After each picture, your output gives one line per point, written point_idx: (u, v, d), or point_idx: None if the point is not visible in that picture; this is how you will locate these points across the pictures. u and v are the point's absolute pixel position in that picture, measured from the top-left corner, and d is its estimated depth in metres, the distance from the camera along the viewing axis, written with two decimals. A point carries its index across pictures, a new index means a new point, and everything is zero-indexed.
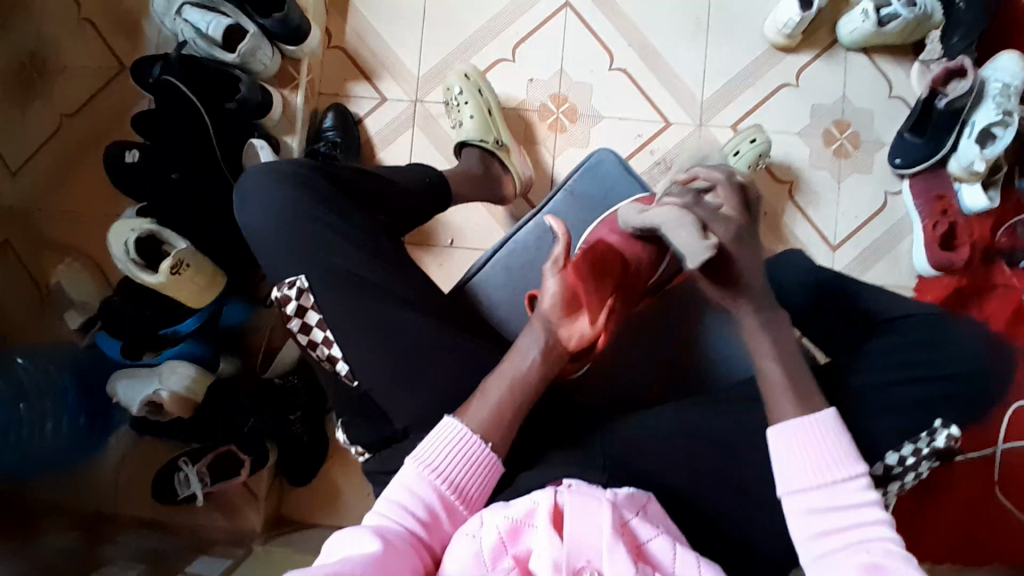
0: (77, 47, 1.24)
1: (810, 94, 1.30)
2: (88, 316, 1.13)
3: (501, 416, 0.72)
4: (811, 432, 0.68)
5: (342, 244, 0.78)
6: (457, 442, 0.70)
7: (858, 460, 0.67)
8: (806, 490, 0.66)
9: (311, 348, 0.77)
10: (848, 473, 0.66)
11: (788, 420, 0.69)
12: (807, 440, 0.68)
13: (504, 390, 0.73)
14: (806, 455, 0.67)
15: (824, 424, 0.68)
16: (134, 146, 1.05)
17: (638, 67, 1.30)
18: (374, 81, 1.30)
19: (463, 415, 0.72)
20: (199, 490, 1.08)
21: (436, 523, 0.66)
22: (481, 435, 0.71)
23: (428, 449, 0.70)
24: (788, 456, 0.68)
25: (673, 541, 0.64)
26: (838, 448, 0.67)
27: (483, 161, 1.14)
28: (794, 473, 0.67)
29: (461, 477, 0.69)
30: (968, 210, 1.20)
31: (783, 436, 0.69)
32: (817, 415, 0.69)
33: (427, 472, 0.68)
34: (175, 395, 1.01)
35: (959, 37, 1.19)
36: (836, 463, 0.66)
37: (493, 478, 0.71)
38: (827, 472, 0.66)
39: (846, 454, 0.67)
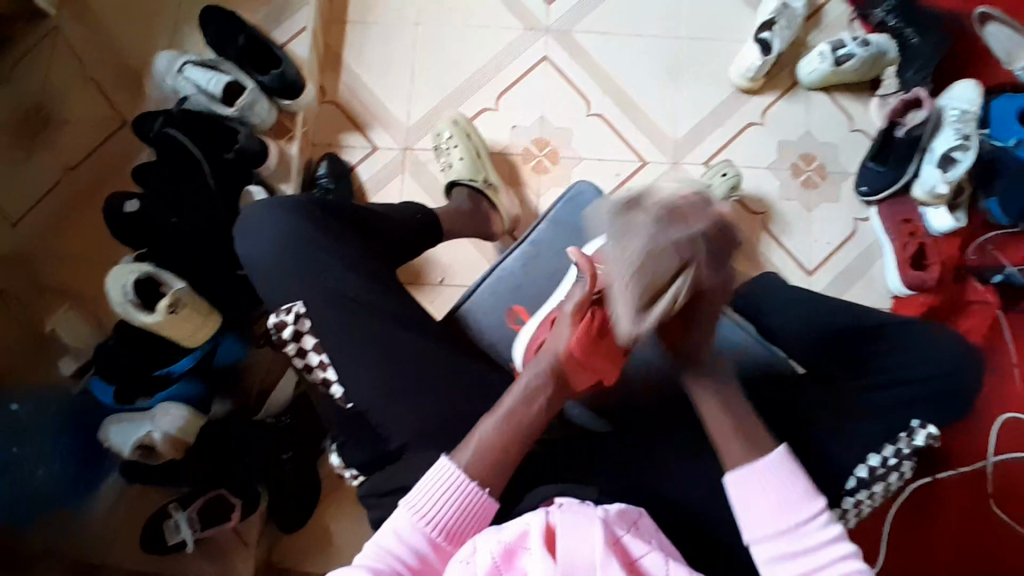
0: (85, 106, 1.32)
1: (776, 131, 1.39)
2: (83, 360, 1.16)
3: (495, 447, 0.72)
4: (764, 474, 0.71)
5: (338, 271, 0.81)
6: (450, 488, 0.70)
7: (813, 495, 0.70)
8: (771, 533, 0.69)
9: (307, 371, 0.80)
10: (809, 513, 0.69)
11: (742, 468, 0.72)
12: (761, 486, 0.71)
13: (495, 425, 0.73)
14: (766, 500, 0.70)
15: (779, 467, 0.71)
16: (133, 196, 1.10)
17: (614, 112, 1.39)
18: (366, 131, 1.38)
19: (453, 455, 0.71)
20: (189, 537, 1.07)
21: (426, 566, 0.68)
22: (478, 480, 0.71)
23: (419, 494, 0.70)
24: (750, 497, 0.71)
25: (666, 556, 0.65)
26: (793, 491, 0.70)
27: (473, 199, 1.20)
28: (760, 517, 0.70)
29: (450, 521, 0.69)
30: (935, 231, 1.27)
31: (741, 483, 0.71)
32: (769, 458, 0.72)
33: (419, 519, 0.69)
34: (167, 437, 1.03)
35: (914, 71, 1.32)
36: (797, 505, 0.70)
37: (484, 520, 0.71)
38: (791, 515, 0.69)
39: (802, 495, 0.70)
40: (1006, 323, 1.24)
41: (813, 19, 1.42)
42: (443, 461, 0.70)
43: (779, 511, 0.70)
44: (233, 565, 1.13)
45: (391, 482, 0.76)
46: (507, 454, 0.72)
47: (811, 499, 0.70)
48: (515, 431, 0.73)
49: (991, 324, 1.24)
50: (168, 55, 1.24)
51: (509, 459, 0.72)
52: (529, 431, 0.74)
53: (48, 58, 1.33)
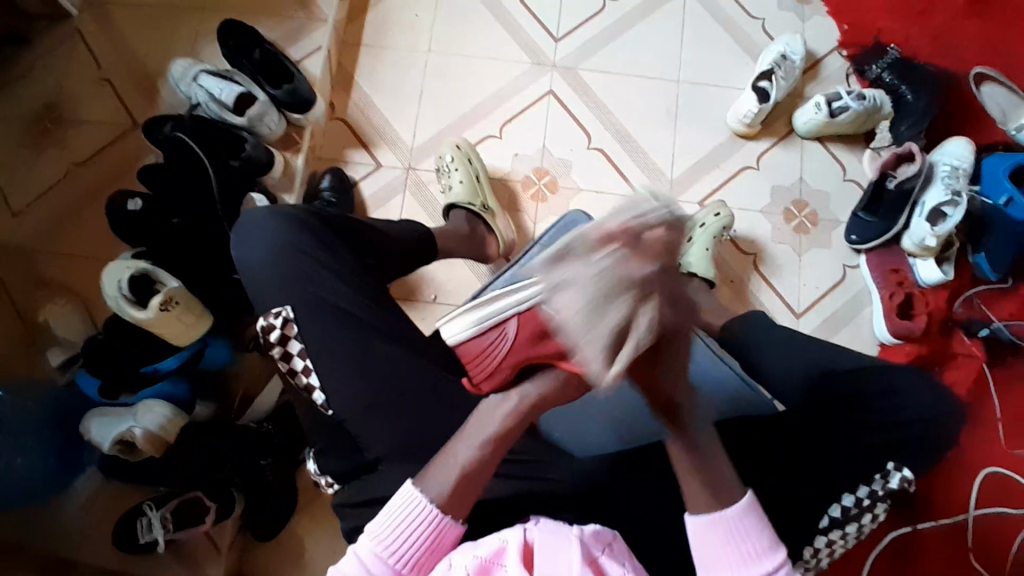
0: (99, 105, 1.35)
1: (771, 175, 1.42)
2: (71, 353, 1.15)
3: (467, 477, 0.70)
4: (725, 524, 0.70)
5: (330, 279, 0.82)
6: (413, 513, 0.68)
7: (770, 545, 0.70)
8: None
9: (291, 377, 0.80)
10: (768, 564, 0.69)
11: (705, 514, 0.71)
12: (722, 535, 0.70)
13: (471, 453, 0.71)
14: (724, 550, 0.70)
15: (743, 517, 0.70)
16: (137, 195, 1.12)
17: (614, 147, 1.43)
18: (371, 149, 1.41)
19: (420, 482, 0.69)
20: (161, 537, 1.05)
21: None
22: (446, 507, 0.69)
23: (383, 525, 0.68)
24: (705, 541, 0.70)
25: None
26: (749, 543, 0.70)
27: (469, 222, 1.22)
28: (719, 567, 0.70)
29: (417, 553, 0.67)
30: (924, 282, 1.30)
31: (701, 531, 0.71)
32: (736, 508, 0.70)
33: (382, 552, 0.67)
34: (148, 434, 1.02)
35: (906, 126, 1.39)
36: (756, 556, 0.69)
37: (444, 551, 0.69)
38: (749, 566, 0.69)
39: (764, 547, 0.70)
40: (991, 376, 1.25)
41: (811, 71, 1.47)
42: (405, 487, 0.69)
43: (734, 560, 0.69)
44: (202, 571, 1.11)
45: (366, 492, 0.76)
46: (476, 486, 0.70)
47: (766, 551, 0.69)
48: (487, 464, 0.71)
49: (976, 377, 1.25)
50: (183, 63, 1.27)
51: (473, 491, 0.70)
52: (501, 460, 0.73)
53: (67, 59, 1.37)
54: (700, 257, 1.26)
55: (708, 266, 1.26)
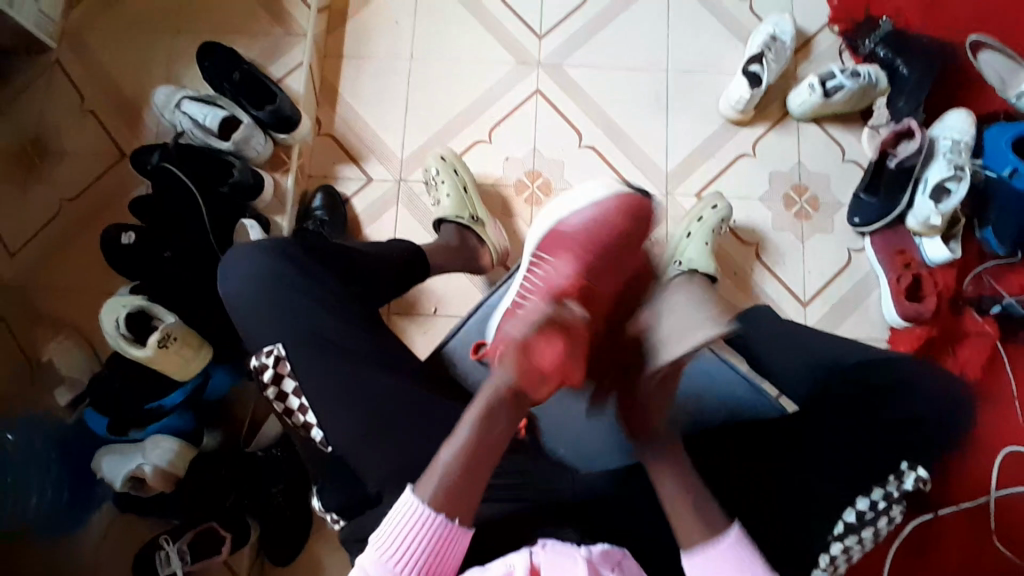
0: (84, 138, 1.34)
1: (768, 161, 1.39)
2: (77, 392, 1.15)
3: (447, 490, 0.68)
4: (715, 560, 0.71)
5: (320, 312, 0.82)
6: (416, 523, 0.68)
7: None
8: None
9: (288, 415, 0.79)
10: None
11: (699, 551, 0.71)
12: (716, 570, 0.70)
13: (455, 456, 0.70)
14: None
15: (732, 547, 0.71)
16: (129, 228, 1.09)
17: (606, 144, 1.40)
18: (360, 162, 1.39)
19: (419, 488, 0.69)
20: (179, 570, 1.05)
21: None
22: (442, 512, 0.68)
23: (383, 533, 0.68)
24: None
25: None
26: (747, 574, 0.70)
27: (460, 235, 1.21)
28: None
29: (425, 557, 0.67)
30: (931, 261, 1.27)
31: (696, 570, 0.71)
32: (723, 539, 0.71)
33: (386, 560, 0.67)
34: (158, 471, 1.02)
35: (904, 102, 1.34)
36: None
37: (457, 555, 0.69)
38: None
39: (760, 572, 0.70)
40: (1004, 355, 1.23)
41: (803, 51, 1.43)
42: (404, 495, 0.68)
43: None
44: None
45: (370, 527, 0.76)
46: (463, 495, 0.69)
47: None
48: (471, 471, 0.70)
49: (989, 357, 1.23)
50: (167, 90, 1.26)
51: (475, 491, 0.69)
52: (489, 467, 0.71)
53: (52, 94, 1.36)
54: (700, 252, 1.24)
55: (709, 261, 1.23)
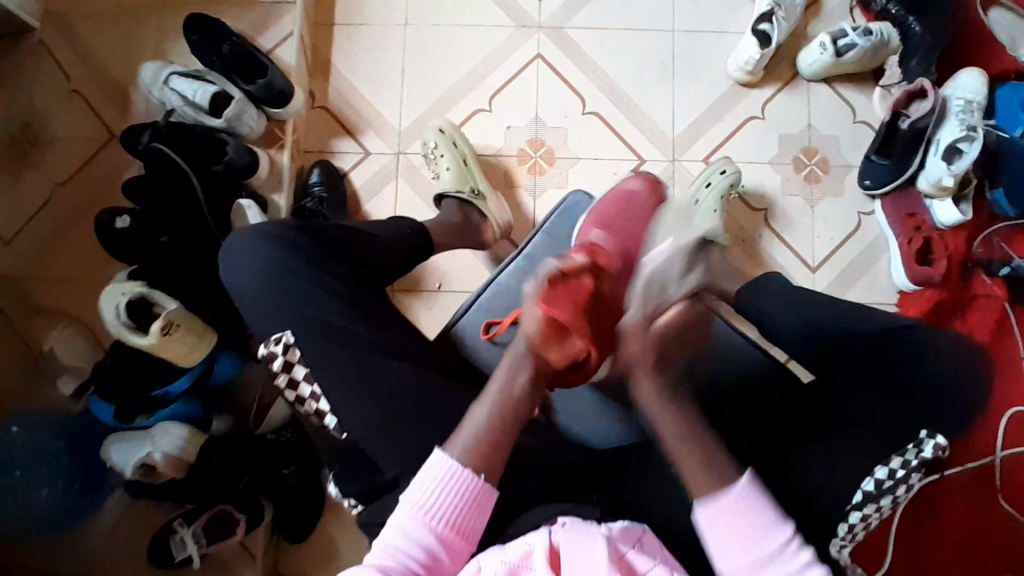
0: (70, 118, 1.30)
1: (777, 125, 1.35)
2: (82, 380, 1.13)
3: (476, 449, 0.70)
4: (728, 506, 0.67)
5: (328, 297, 0.80)
6: (449, 480, 0.68)
7: (783, 521, 0.67)
8: (748, 565, 0.65)
9: (299, 403, 0.78)
10: (781, 540, 0.66)
11: (710, 498, 0.67)
12: (729, 518, 0.67)
13: (488, 409, 0.72)
14: (736, 534, 0.66)
15: (744, 497, 0.67)
16: (123, 211, 1.07)
17: (610, 110, 1.35)
18: (357, 136, 1.35)
19: (449, 446, 0.70)
20: (195, 552, 1.08)
21: (436, 564, 0.66)
22: (470, 468, 0.69)
23: (417, 489, 0.68)
24: (720, 529, 0.66)
25: (671, 569, 0.64)
26: (760, 518, 0.66)
27: (461, 211, 1.18)
28: (733, 546, 0.66)
29: (456, 514, 0.67)
30: (942, 224, 1.24)
31: (706, 515, 0.67)
32: (735, 487, 0.67)
33: (421, 514, 0.67)
34: (168, 457, 1.03)
35: (917, 60, 1.30)
36: (768, 531, 0.66)
37: (488, 514, 0.69)
38: (764, 544, 0.65)
39: (772, 522, 0.66)
40: (1012, 317, 1.22)
41: (813, 8, 1.38)
42: (434, 455, 0.69)
43: (747, 543, 0.65)
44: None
45: (388, 513, 0.75)
46: (493, 451, 0.70)
47: (780, 526, 0.66)
48: (502, 426, 0.71)
49: (997, 320, 1.22)
50: (153, 66, 1.20)
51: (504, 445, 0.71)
52: (519, 423, 0.73)
53: (34, 73, 1.31)
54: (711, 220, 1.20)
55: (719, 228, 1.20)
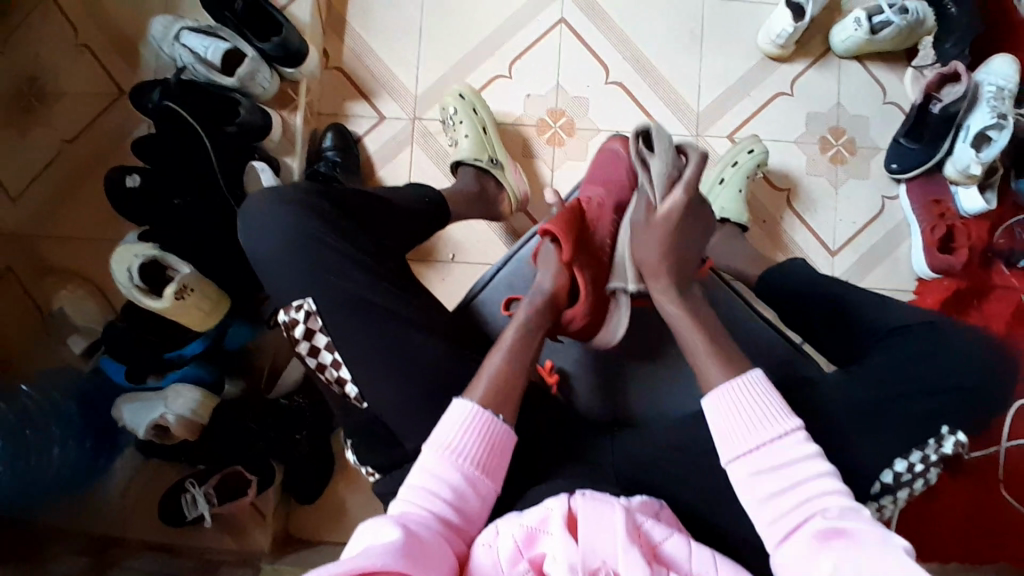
0: (80, 73, 1.28)
1: (806, 102, 1.31)
2: (92, 340, 1.16)
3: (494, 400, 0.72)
4: (737, 390, 0.70)
5: (346, 265, 0.78)
6: (469, 420, 0.70)
7: (789, 413, 0.67)
8: (749, 446, 0.67)
9: (320, 371, 0.78)
10: (786, 428, 0.66)
11: (720, 385, 0.71)
12: (735, 398, 0.70)
13: (503, 356, 0.76)
14: (738, 417, 0.68)
15: (752, 383, 0.70)
16: (134, 171, 1.05)
17: (634, 79, 1.31)
18: (372, 99, 1.31)
19: (470, 394, 0.72)
20: (206, 512, 1.08)
21: (462, 505, 0.67)
22: (492, 410, 0.71)
23: (443, 432, 0.70)
24: (725, 421, 0.69)
25: (686, 539, 0.64)
26: (765, 405, 0.68)
27: (478, 179, 1.15)
28: (735, 432, 0.68)
29: (481, 456, 0.69)
30: (967, 212, 1.22)
31: (716, 400, 0.70)
32: (744, 376, 0.71)
33: (450, 456, 0.68)
34: (182, 420, 1.02)
35: (952, 43, 1.23)
36: (773, 420, 0.67)
37: (508, 456, 0.72)
38: (765, 430, 0.67)
39: (779, 410, 0.67)
40: None
41: None
42: (455, 400, 0.71)
43: (750, 433, 0.67)
44: (251, 536, 1.16)
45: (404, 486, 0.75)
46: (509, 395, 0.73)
47: (790, 416, 0.67)
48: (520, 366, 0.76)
49: (1014, 311, 1.20)
50: (164, 21, 1.16)
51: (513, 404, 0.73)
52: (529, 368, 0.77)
53: (43, 25, 1.28)
54: (734, 202, 1.19)
55: (741, 211, 1.19)
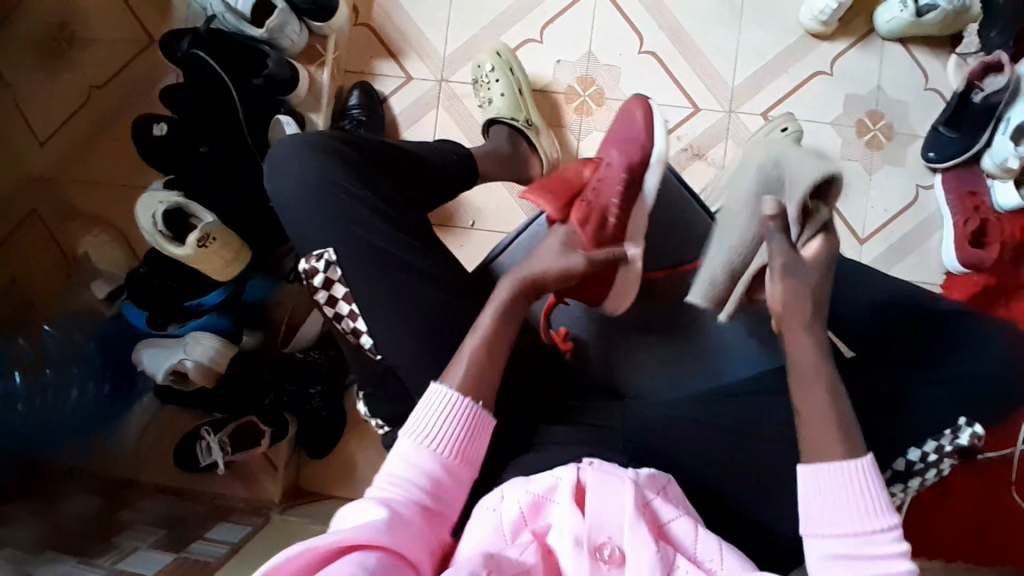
0: (110, 19, 1.28)
1: (844, 82, 1.27)
2: (115, 285, 1.17)
3: (478, 363, 0.71)
4: (837, 475, 0.64)
5: (367, 219, 0.78)
6: (446, 405, 0.68)
7: (889, 510, 0.63)
8: (835, 535, 0.63)
9: (336, 321, 0.78)
10: (879, 526, 0.62)
11: (824, 465, 0.65)
12: (834, 486, 0.64)
13: (493, 315, 0.74)
14: (835, 501, 0.64)
15: (858, 474, 0.64)
16: (162, 120, 1.08)
17: (667, 51, 1.27)
18: (399, 59, 1.29)
19: (446, 378, 0.70)
20: (220, 459, 1.11)
21: (439, 491, 0.66)
22: (467, 393, 0.69)
23: (419, 418, 0.68)
24: (817, 502, 0.64)
25: (695, 522, 0.63)
26: (868, 500, 0.63)
27: (511, 139, 1.13)
28: (826, 516, 0.64)
29: (457, 442, 0.68)
30: (1002, 207, 1.17)
31: (811, 476, 0.65)
32: (853, 463, 0.65)
33: (426, 443, 0.67)
34: (200, 366, 1.03)
35: (997, 33, 1.16)
36: (869, 514, 0.62)
37: (487, 436, 0.70)
38: (859, 523, 0.62)
39: (879, 505, 0.63)
40: None
41: None
42: (432, 387, 0.69)
43: (845, 521, 0.63)
44: (262, 485, 1.18)
45: None
46: (496, 361, 0.72)
47: (888, 514, 0.62)
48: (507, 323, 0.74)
49: None
50: None
51: (497, 373, 0.71)
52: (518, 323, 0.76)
53: None
54: None
55: None
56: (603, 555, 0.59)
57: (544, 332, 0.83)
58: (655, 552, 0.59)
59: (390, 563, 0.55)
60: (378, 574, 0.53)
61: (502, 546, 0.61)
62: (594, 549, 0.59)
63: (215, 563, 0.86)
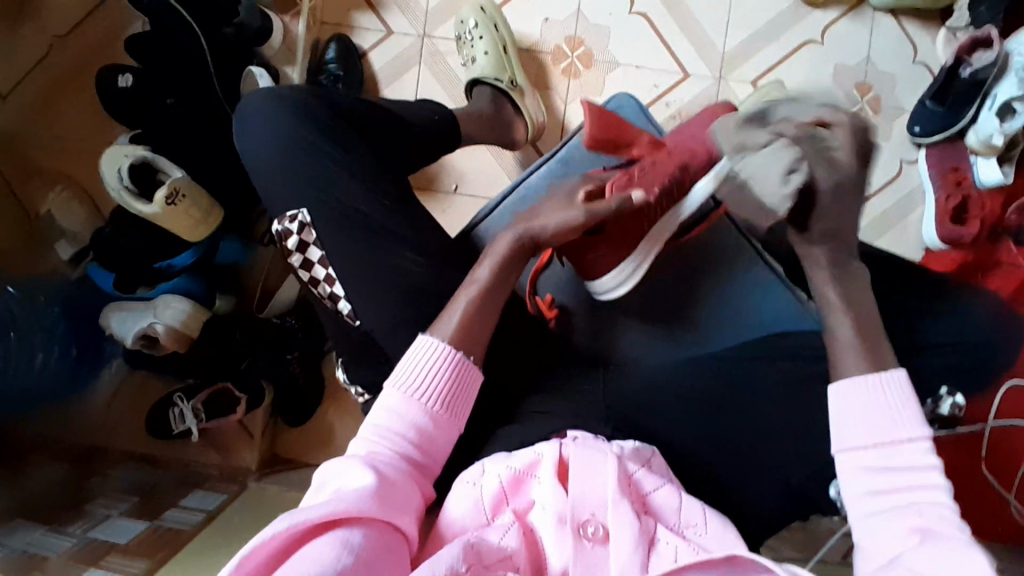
0: None
1: (833, 52, 1.25)
2: (80, 247, 1.13)
3: (472, 315, 0.70)
4: (871, 388, 0.63)
5: (345, 178, 0.75)
6: (435, 359, 0.66)
7: (923, 421, 0.61)
8: (865, 444, 0.60)
9: (313, 286, 0.75)
10: (910, 434, 0.60)
11: (851, 376, 0.64)
12: (869, 395, 0.63)
13: (491, 270, 0.73)
14: (868, 411, 0.62)
15: (890, 385, 0.62)
16: (126, 70, 1.00)
17: (658, 12, 1.24)
18: (379, 12, 1.23)
19: (434, 334, 0.68)
20: (194, 426, 1.08)
21: (428, 444, 0.64)
22: (461, 351, 0.68)
23: (406, 371, 0.66)
24: (853, 410, 0.62)
25: (678, 490, 0.63)
26: (906, 408, 0.61)
27: (495, 101, 1.10)
28: (855, 424, 0.62)
29: (447, 394, 0.66)
30: (981, 184, 1.16)
31: (844, 390, 0.64)
32: (885, 374, 0.63)
33: (416, 396, 0.65)
34: (170, 330, 0.99)
35: (986, 6, 1.12)
36: (901, 423, 0.60)
37: (475, 389, 0.68)
38: (891, 432, 0.60)
39: (910, 415, 0.61)
40: None
41: None
42: (420, 338, 0.67)
43: (876, 433, 0.60)
44: (237, 453, 1.16)
45: None
46: (485, 323, 0.70)
47: (918, 423, 0.60)
48: (507, 273, 0.74)
49: None
50: None
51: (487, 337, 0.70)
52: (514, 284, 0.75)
53: None
54: None
55: None
56: (587, 532, 0.58)
57: (528, 300, 0.83)
58: (637, 527, 0.58)
59: (378, 531, 0.54)
60: (367, 550, 0.52)
61: (480, 521, 0.60)
62: (577, 526, 0.59)
63: (190, 531, 0.84)
